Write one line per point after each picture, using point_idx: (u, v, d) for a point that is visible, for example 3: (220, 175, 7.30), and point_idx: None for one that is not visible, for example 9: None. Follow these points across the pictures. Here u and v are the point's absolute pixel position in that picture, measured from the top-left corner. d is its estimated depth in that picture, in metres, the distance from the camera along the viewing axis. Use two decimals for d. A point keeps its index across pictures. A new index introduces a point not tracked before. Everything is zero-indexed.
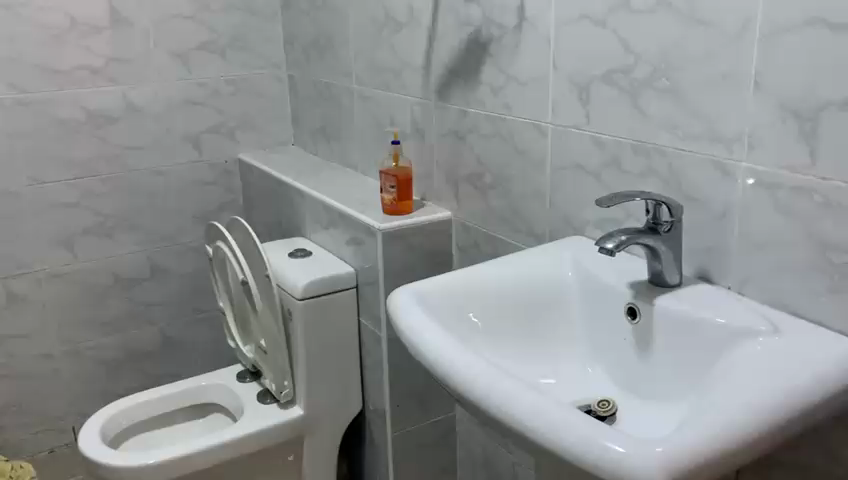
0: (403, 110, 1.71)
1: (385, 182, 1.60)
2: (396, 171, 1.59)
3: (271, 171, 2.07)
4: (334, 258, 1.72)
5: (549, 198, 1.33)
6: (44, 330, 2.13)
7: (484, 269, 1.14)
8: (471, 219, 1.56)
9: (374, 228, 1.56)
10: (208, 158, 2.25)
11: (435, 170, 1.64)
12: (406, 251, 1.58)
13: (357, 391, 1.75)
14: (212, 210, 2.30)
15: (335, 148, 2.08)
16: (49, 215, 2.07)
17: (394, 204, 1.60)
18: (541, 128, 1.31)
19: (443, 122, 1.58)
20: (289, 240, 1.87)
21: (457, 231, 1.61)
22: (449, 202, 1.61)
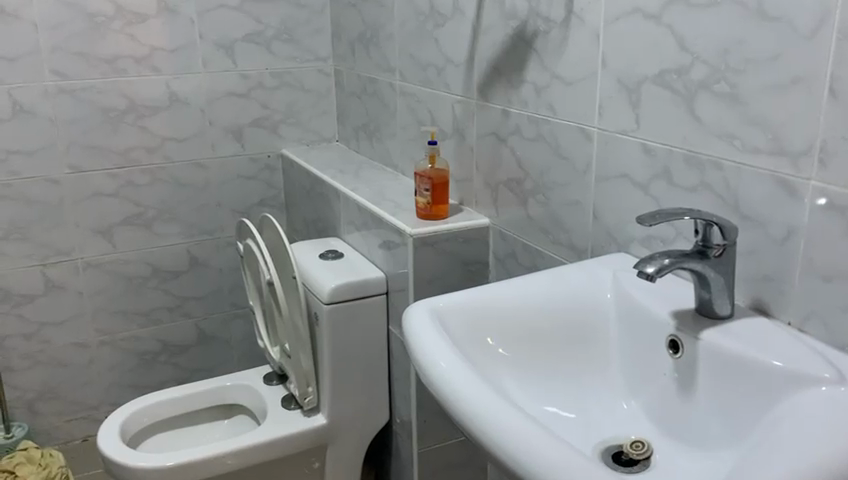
0: (444, 108, 1.61)
1: (420, 184, 1.50)
2: (431, 174, 1.50)
3: (310, 168, 2.00)
4: (366, 262, 1.64)
5: (592, 209, 1.21)
6: (81, 319, 2.12)
7: (511, 289, 1.06)
8: (509, 228, 1.45)
9: (406, 233, 1.47)
10: (250, 151, 2.19)
11: (474, 173, 1.54)
12: (439, 258, 1.49)
13: (384, 402, 1.66)
14: (252, 205, 2.25)
15: (377, 146, 1.99)
16: (88, 204, 2.05)
17: (427, 210, 1.51)
18: (586, 132, 1.19)
19: (484, 122, 1.47)
20: (323, 240, 1.81)
21: (495, 239, 1.50)
22: (488, 208, 1.51)
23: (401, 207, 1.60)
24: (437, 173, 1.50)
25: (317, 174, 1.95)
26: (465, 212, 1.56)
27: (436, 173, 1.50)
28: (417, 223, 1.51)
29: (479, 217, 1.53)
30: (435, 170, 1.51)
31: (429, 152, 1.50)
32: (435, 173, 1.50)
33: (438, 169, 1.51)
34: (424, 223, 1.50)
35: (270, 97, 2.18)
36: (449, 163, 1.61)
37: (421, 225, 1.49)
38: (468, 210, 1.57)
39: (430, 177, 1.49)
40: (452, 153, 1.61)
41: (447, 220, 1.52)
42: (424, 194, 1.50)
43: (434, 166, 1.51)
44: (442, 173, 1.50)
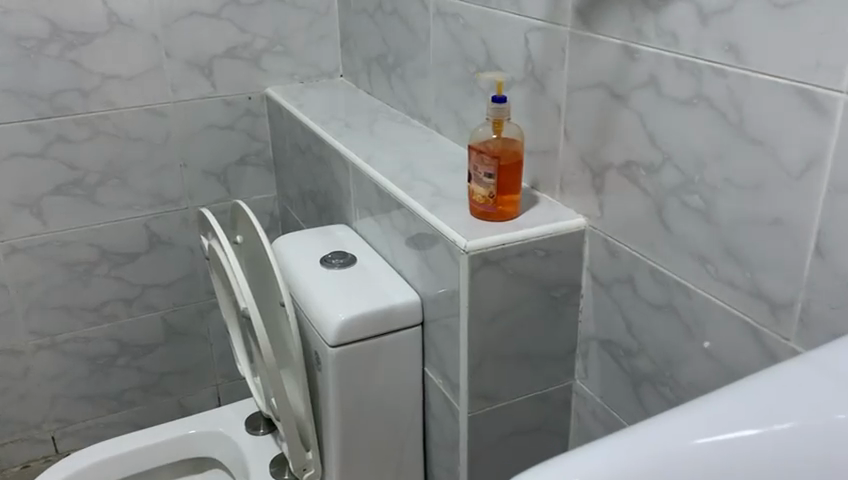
0: (514, 40, 1.04)
1: (476, 166, 0.95)
2: (500, 151, 0.94)
3: (306, 121, 1.44)
4: (390, 274, 1.11)
5: (815, 239, 0.67)
6: (9, 320, 1.60)
7: (691, 423, 0.50)
8: (624, 239, 0.91)
9: (458, 246, 0.92)
10: (224, 92, 1.62)
11: (563, 145, 0.99)
12: (510, 282, 0.95)
13: (417, 468, 1.16)
14: (231, 164, 1.69)
15: (398, 87, 1.42)
16: (5, 169, 1.50)
17: (490, 207, 0.96)
18: (818, 99, 0.64)
19: (586, 67, 0.91)
20: (325, 230, 1.27)
21: (596, 250, 0.96)
22: (585, 201, 0.97)
23: (445, 193, 1.06)
24: (509, 149, 0.94)
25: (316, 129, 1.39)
26: (545, 206, 1.01)
27: (507, 149, 0.94)
28: (475, 226, 0.96)
29: (570, 216, 0.98)
30: (503, 143, 0.95)
31: (495, 116, 0.93)
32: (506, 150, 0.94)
33: (509, 142, 0.95)
34: (487, 229, 0.95)
35: (251, 17, 1.58)
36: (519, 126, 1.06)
37: (481, 232, 0.94)
38: (550, 203, 1.02)
39: (498, 157, 0.93)
40: (524, 111, 1.05)
41: (519, 222, 0.97)
42: (486, 182, 0.95)
43: (502, 137, 0.95)
44: (516, 149, 0.95)
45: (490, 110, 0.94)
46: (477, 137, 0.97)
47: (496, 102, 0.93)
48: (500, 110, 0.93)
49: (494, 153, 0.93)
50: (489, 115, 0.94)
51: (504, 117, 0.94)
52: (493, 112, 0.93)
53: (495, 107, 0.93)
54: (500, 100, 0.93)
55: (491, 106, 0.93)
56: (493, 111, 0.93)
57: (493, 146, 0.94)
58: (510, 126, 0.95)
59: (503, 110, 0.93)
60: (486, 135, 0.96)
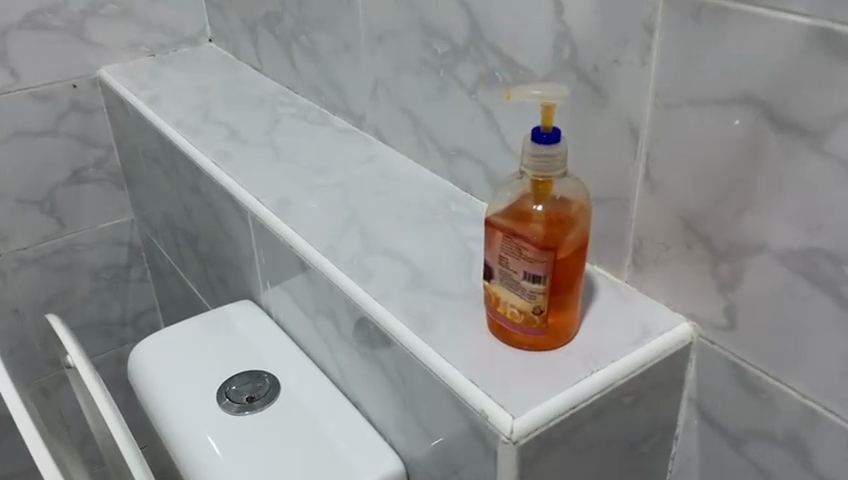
0: (531, 4, 0.58)
1: (505, 257, 0.51)
2: (550, 229, 0.49)
3: (163, 125, 0.93)
4: (341, 411, 0.66)
5: None
6: None
7: None
8: (786, 374, 0.51)
9: (490, 425, 0.48)
10: (33, 81, 1.07)
11: (644, 197, 0.56)
12: (579, 459, 0.53)
13: None
14: (60, 184, 1.15)
15: (305, 65, 0.93)
16: None
17: (532, 327, 0.52)
18: None
19: (712, 65, 0.47)
20: (217, 319, 0.79)
21: (714, 378, 0.56)
22: (692, 294, 0.55)
23: (432, 281, 0.61)
24: (568, 228, 0.50)
25: (178, 140, 0.88)
26: (615, 304, 0.58)
27: (564, 225, 0.49)
28: (513, 365, 0.52)
29: (665, 326, 0.56)
30: (554, 211, 0.50)
31: (535, 167, 0.48)
32: (563, 228, 0.50)
33: (564, 210, 0.50)
34: (538, 372, 0.51)
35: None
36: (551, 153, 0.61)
37: (530, 384, 0.51)
38: (621, 294, 0.59)
39: (551, 243, 0.48)
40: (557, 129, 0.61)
41: (588, 348, 0.54)
42: (527, 288, 0.50)
43: (552, 201, 0.50)
44: (580, 223, 0.50)
45: (526, 157, 0.49)
46: (504, 203, 0.52)
47: (539, 141, 0.48)
48: (548, 156, 0.48)
49: (539, 236, 0.49)
50: (525, 164, 0.49)
51: (555, 172, 0.48)
52: (535, 159, 0.48)
53: (538, 153, 0.48)
54: (547, 137, 0.48)
55: (528, 147, 0.48)
56: (535, 161, 0.48)
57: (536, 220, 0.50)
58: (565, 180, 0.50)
59: (555, 155, 0.48)
60: (519, 198, 0.51)
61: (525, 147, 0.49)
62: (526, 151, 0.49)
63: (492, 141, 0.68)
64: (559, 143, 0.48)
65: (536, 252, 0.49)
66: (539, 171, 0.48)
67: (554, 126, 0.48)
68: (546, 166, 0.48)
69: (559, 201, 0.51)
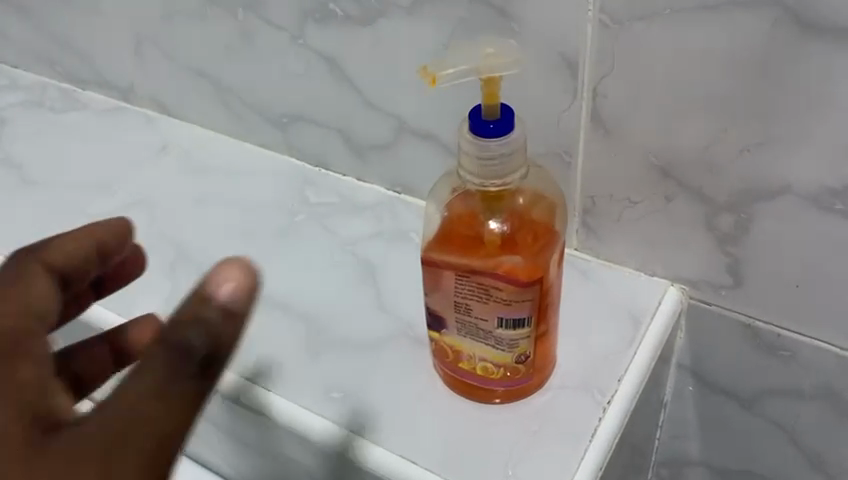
0: None
1: (462, 301, 0.34)
2: (518, 254, 0.33)
3: None
4: None
5: None
6: None
7: None
8: (815, 328, 0.41)
9: None
10: None
11: (595, 147, 0.41)
12: None
13: None
14: None
15: (16, 28, 0.65)
16: None
17: (513, 381, 0.37)
18: None
19: None
20: None
21: (713, 342, 0.45)
22: (676, 255, 0.42)
23: (335, 330, 0.43)
24: (540, 244, 0.34)
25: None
26: (582, 290, 0.44)
27: (536, 243, 0.33)
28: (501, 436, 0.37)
29: (653, 304, 0.43)
30: (515, 223, 0.34)
31: (481, 174, 0.31)
32: (534, 248, 0.33)
33: (526, 218, 0.34)
34: (539, 435, 0.37)
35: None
36: (442, 105, 0.44)
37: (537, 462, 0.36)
38: (580, 271, 0.45)
39: (530, 277, 0.32)
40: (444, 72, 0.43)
41: (580, 373, 0.40)
42: (501, 338, 0.35)
43: (510, 208, 0.34)
44: (553, 233, 0.34)
45: (464, 160, 0.31)
46: (437, 225, 0.34)
47: (482, 136, 0.30)
48: (500, 157, 0.31)
49: (509, 270, 0.32)
50: (467, 171, 0.31)
51: (512, 180, 0.32)
52: (479, 165, 0.31)
53: (484, 153, 0.31)
54: (494, 128, 0.30)
55: (467, 143, 0.31)
56: (482, 167, 0.31)
57: (494, 244, 0.33)
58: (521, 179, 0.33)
59: (509, 153, 0.31)
60: (458, 213, 0.34)
61: (461, 147, 0.31)
62: (464, 152, 0.31)
63: (346, 99, 0.48)
64: (514, 132, 0.31)
65: (509, 292, 0.33)
66: (488, 181, 0.31)
67: (503, 106, 0.31)
68: (499, 172, 0.31)
69: (517, 206, 0.34)
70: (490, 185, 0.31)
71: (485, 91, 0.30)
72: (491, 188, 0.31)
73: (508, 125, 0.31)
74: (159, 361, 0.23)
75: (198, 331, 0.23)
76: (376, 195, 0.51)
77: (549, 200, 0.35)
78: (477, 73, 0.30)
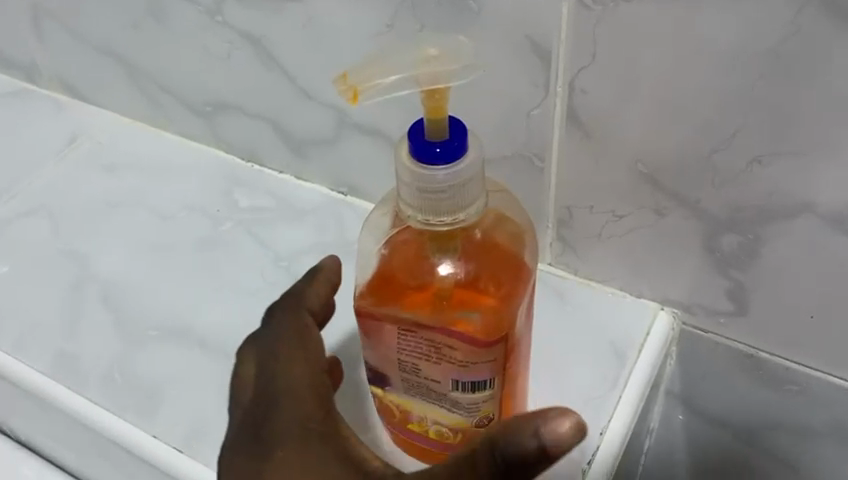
0: None
1: (407, 356, 0.28)
2: (475, 308, 0.27)
3: None
4: None
5: None
6: None
7: None
8: (828, 361, 0.35)
9: None
10: None
11: (572, 153, 0.34)
12: None
13: None
14: None
15: None
16: None
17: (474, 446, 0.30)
18: None
19: None
20: None
21: (708, 371, 0.39)
22: (666, 276, 0.36)
23: None
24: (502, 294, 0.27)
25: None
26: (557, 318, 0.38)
27: (498, 292, 0.27)
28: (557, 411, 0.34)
29: (641, 335, 0.37)
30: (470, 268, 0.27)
31: (422, 207, 0.25)
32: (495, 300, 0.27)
33: (486, 259, 0.27)
34: None
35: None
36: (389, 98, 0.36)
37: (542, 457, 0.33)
38: (554, 292, 0.39)
39: (490, 336, 0.26)
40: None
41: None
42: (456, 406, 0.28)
43: (465, 244, 0.27)
44: (518, 277, 0.28)
45: (408, 195, 0.25)
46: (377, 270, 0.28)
47: (428, 164, 0.25)
48: (452, 189, 0.25)
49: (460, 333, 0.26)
50: (407, 203, 0.26)
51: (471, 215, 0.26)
52: (428, 200, 0.25)
53: (431, 186, 0.25)
54: (442, 153, 0.24)
55: (406, 170, 0.25)
56: (431, 204, 0.25)
57: (445, 297, 0.27)
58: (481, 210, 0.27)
59: (462, 183, 0.25)
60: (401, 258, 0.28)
61: (403, 180, 0.25)
62: (408, 186, 0.25)
63: (277, 88, 0.41)
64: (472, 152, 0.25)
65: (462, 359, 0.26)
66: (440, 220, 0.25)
67: (451, 123, 0.25)
68: (451, 207, 0.25)
69: (474, 245, 0.27)
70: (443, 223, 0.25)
71: (428, 106, 0.24)
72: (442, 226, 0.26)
73: (459, 146, 0.25)
74: (484, 463, 0.21)
75: (515, 449, 0.20)
76: (317, 196, 0.44)
77: (514, 232, 0.29)
78: (418, 84, 0.24)
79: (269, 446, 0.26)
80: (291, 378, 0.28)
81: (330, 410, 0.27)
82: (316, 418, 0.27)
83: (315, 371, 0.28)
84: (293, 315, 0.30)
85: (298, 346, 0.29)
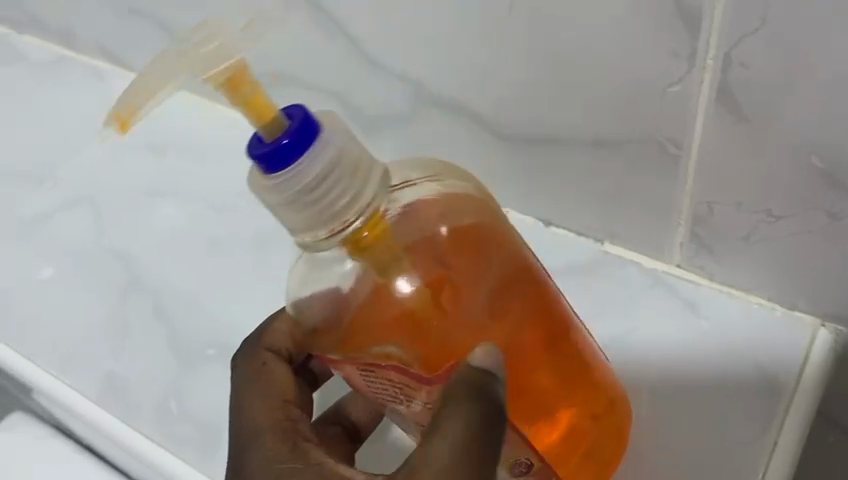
0: None
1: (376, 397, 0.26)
2: (406, 338, 0.24)
3: None
4: None
5: None
6: None
7: None
8: None
9: None
10: None
11: (719, 140, 0.26)
12: None
13: None
14: None
15: None
16: None
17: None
18: None
19: None
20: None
21: None
22: (832, 287, 0.28)
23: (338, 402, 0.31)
24: (463, 283, 0.25)
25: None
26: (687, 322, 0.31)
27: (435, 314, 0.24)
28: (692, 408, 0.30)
29: (797, 365, 0.30)
30: (415, 284, 0.25)
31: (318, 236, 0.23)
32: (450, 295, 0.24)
33: (452, 259, 0.25)
34: None
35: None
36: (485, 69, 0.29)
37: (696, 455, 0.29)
38: (684, 305, 0.32)
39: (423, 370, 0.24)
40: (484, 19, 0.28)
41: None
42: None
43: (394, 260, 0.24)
44: (467, 270, 0.25)
45: (292, 221, 0.22)
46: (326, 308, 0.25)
47: (281, 169, 0.21)
48: (335, 175, 0.22)
49: (395, 365, 0.24)
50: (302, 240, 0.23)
51: (371, 191, 0.23)
52: (311, 210, 0.22)
53: (294, 193, 0.22)
54: (290, 146, 0.21)
55: (263, 191, 0.22)
56: (326, 208, 0.22)
57: (402, 314, 0.24)
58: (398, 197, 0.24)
59: (319, 178, 0.22)
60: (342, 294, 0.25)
61: (281, 204, 0.22)
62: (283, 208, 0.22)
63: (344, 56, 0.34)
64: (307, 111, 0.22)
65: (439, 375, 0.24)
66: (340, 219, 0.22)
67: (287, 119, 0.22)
68: (346, 200, 0.22)
69: (417, 252, 0.25)
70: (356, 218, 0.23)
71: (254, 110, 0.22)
72: (342, 237, 0.23)
73: (305, 132, 0.21)
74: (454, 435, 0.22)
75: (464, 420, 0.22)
76: None
77: (474, 210, 0.25)
78: (204, 73, 0.23)
79: None
80: (260, 414, 0.26)
81: (301, 437, 0.25)
82: (284, 445, 0.24)
83: (281, 406, 0.26)
84: (251, 359, 0.28)
85: (263, 390, 0.27)
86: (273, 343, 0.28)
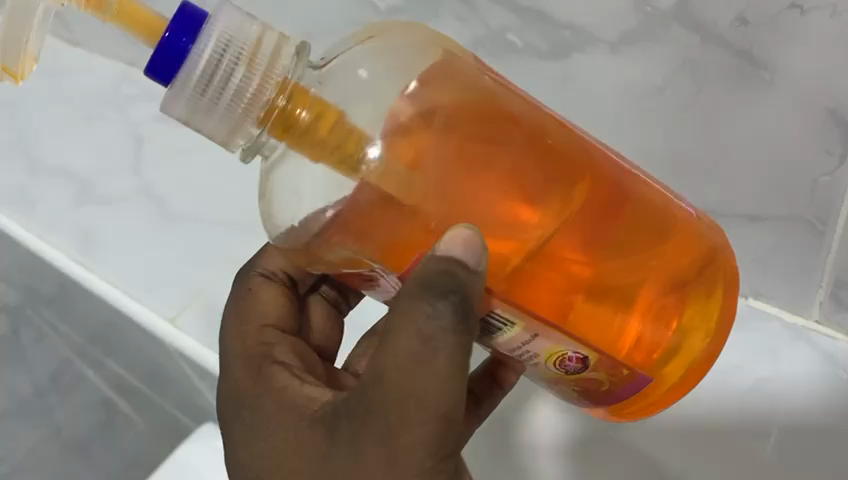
0: None
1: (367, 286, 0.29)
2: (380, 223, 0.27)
3: None
4: None
5: None
6: None
7: None
8: None
9: None
10: None
11: None
12: None
13: None
14: None
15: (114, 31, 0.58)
16: None
17: (631, 385, 0.29)
18: None
19: None
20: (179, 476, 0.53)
21: None
22: None
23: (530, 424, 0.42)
24: (463, 157, 0.28)
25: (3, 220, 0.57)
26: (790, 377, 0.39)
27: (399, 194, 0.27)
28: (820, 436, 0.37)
29: None
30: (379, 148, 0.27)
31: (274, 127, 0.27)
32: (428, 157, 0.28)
33: (412, 129, 0.28)
34: None
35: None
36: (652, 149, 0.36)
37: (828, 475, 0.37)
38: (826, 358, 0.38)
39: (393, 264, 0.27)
40: (645, 112, 0.35)
41: None
42: (515, 343, 0.28)
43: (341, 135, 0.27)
44: (429, 142, 0.28)
45: (212, 126, 0.26)
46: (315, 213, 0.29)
47: (182, 57, 0.25)
48: (233, 53, 0.25)
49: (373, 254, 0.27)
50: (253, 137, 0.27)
51: (288, 58, 0.27)
52: (218, 108, 0.26)
53: (206, 76, 0.25)
54: (175, 31, 0.25)
55: (176, 97, 0.25)
56: (236, 93, 0.26)
57: (384, 202, 0.28)
58: (330, 76, 0.28)
59: (224, 47, 0.25)
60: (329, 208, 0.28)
61: (197, 109, 0.26)
62: (199, 111, 0.26)
63: None
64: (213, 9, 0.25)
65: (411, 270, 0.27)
66: (260, 100, 0.26)
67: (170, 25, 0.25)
68: (255, 81, 0.26)
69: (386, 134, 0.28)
70: (283, 97, 0.26)
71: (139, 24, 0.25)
72: (275, 111, 0.26)
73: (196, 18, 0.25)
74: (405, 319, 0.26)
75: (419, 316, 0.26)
76: None
77: (460, 84, 0.29)
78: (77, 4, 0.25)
79: (226, 409, 0.31)
80: (238, 337, 0.34)
81: (264, 353, 0.32)
82: (250, 376, 0.32)
83: (256, 326, 0.34)
84: (243, 284, 0.37)
85: (247, 310, 0.35)
86: (259, 267, 0.37)
